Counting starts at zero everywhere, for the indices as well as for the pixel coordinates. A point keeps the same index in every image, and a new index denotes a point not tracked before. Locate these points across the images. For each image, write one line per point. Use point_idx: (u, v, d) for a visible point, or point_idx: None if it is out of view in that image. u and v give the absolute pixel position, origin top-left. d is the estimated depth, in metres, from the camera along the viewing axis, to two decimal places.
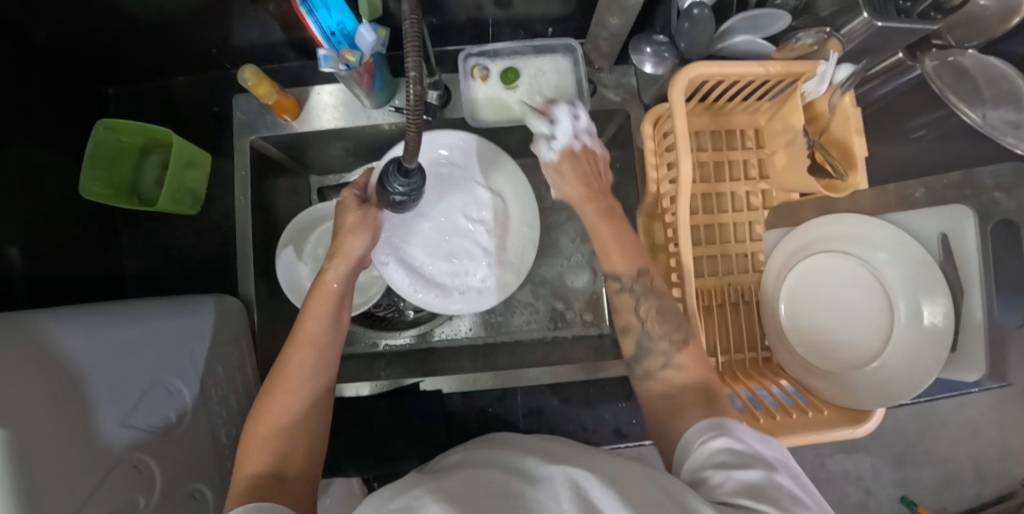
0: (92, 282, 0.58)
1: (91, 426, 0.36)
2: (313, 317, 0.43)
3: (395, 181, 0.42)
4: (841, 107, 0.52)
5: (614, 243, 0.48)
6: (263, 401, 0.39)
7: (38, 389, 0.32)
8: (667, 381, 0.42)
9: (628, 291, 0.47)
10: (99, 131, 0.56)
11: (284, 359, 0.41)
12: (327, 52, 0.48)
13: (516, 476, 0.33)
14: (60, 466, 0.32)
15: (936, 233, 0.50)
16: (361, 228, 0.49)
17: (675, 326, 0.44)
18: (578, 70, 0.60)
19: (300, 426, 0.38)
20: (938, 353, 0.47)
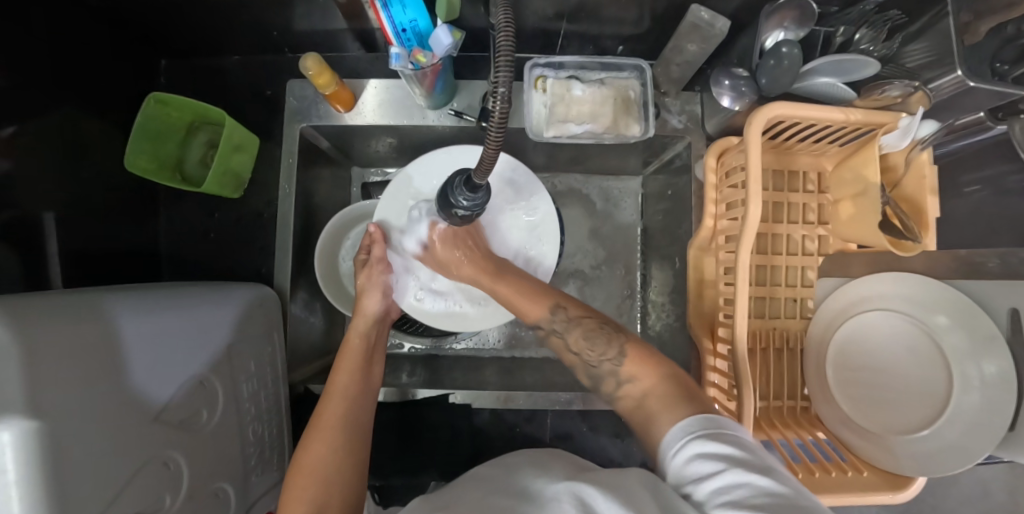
0: (128, 258, 0.57)
1: (127, 423, 0.34)
2: (344, 374, 0.48)
3: (460, 194, 0.40)
4: (918, 163, 0.50)
5: (515, 294, 0.52)
6: (300, 452, 0.41)
7: (75, 385, 0.30)
8: (628, 397, 0.40)
9: (554, 330, 0.48)
10: (150, 105, 0.55)
11: (319, 412, 0.44)
12: (398, 49, 0.47)
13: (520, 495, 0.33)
14: (93, 466, 0.30)
15: (1006, 306, 0.47)
16: (373, 288, 0.57)
17: (604, 346, 0.43)
18: (644, 93, 0.58)
19: (336, 472, 0.39)
20: (995, 432, 0.45)
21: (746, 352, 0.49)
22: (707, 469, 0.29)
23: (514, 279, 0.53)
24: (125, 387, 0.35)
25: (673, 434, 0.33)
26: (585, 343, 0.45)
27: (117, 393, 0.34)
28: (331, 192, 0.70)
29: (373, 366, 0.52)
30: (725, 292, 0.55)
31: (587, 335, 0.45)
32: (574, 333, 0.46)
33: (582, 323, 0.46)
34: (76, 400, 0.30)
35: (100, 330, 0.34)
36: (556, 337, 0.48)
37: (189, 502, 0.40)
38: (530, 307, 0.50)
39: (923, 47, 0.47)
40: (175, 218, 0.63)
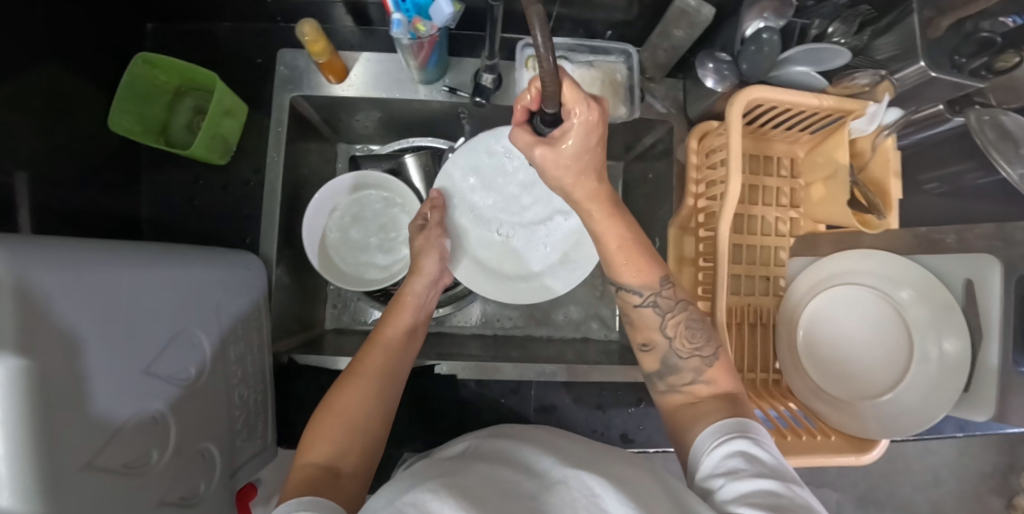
0: (104, 219, 0.55)
1: (119, 368, 0.34)
2: (390, 328, 0.52)
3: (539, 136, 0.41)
4: (882, 149, 0.54)
5: (631, 253, 0.47)
6: (334, 393, 0.44)
7: (71, 321, 0.29)
8: (693, 394, 0.45)
9: (650, 305, 0.47)
10: (138, 65, 0.53)
11: (359, 359, 0.48)
12: (399, 17, 0.47)
13: (530, 476, 0.34)
14: (78, 417, 0.29)
15: (962, 278, 0.50)
16: (427, 250, 0.59)
17: (704, 342, 0.46)
18: (631, 77, 0.61)
19: (362, 425, 0.42)
20: (950, 394, 0.48)
21: (724, 321, 0.51)
22: (743, 468, 0.34)
23: (621, 237, 0.46)
24: (112, 342, 0.33)
25: (710, 436, 0.39)
26: (686, 330, 0.47)
27: (113, 335, 0.33)
28: (318, 166, 0.70)
29: (420, 324, 0.56)
30: (706, 267, 0.57)
31: (690, 324, 0.47)
32: (678, 317, 0.47)
33: (687, 309, 0.47)
34: (77, 338, 0.29)
35: (91, 280, 0.32)
36: (648, 310, 0.47)
37: (175, 459, 0.40)
38: (641, 273, 0.47)
39: (890, 41, 0.51)
40: (159, 185, 0.61)
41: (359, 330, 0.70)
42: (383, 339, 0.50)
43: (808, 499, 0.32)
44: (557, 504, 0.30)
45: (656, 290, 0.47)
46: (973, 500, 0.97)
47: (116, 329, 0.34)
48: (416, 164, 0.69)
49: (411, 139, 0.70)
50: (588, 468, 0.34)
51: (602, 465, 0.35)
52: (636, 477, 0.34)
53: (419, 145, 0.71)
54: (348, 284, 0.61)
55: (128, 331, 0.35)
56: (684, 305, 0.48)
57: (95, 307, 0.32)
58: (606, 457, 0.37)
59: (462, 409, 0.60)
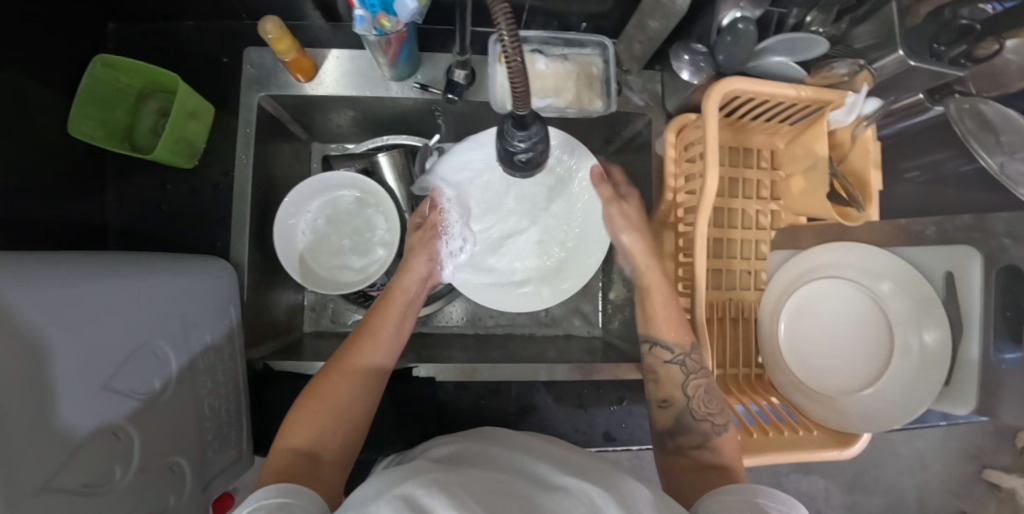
0: (68, 228, 0.53)
1: (76, 385, 0.33)
2: (380, 318, 0.53)
3: (515, 137, 0.38)
4: (862, 139, 0.53)
5: (663, 313, 0.52)
6: (321, 380, 0.45)
7: (24, 336, 0.28)
8: (696, 459, 0.46)
9: (677, 363, 0.50)
10: (96, 68, 0.51)
11: (346, 349, 0.49)
12: (363, 12, 0.46)
13: (535, 484, 0.34)
14: (30, 441, 0.28)
15: (942, 271, 0.50)
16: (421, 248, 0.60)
17: (718, 412, 0.48)
18: (608, 70, 0.60)
19: (343, 417, 0.44)
20: (931, 387, 0.49)
21: (703, 318, 0.51)
22: None
23: (659, 297, 0.54)
24: (66, 360, 0.32)
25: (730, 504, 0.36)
26: (704, 395, 0.49)
27: (69, 350, 0.32)
28: (291, 167, 0.69)
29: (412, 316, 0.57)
30: (685, 263, 0.56)
31: (709, 390, 0.49)
32: (699, 381, 0.49)
33: (709, 376, 0.50)
34: (29, 358, 0.28)
35: (45, 294, 0.31)
36: (675, 367, 0.51)
37: (141, 475, 0.39)
38: (672, 328, 0.51)
39: (869, 30, 0.49)
40: (125, 191, 0.59)
41: (338, 333, 0.70)
42: (373, 329, 0.51)
43: None
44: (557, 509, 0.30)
45: (686, 351, 0.50)
46: (958, 484, 0.98)
47: (74, 344, 0.33)
48: (391, 163, 0.68)
49: (385, 137, 0.70)
50: (590, 480, 0.34)
51: (602, 479, 0.35)
52: (637, 489, 0.34)
53: (395, 143, 0.70)
54: (322, 287, 0.60)
55: (85, 346, 0.34)
56: (708, 374, 0.50)
57: (47, 326, 0.30)
58: (606, 471, 0.37)
59: (443, 411, 0.60)
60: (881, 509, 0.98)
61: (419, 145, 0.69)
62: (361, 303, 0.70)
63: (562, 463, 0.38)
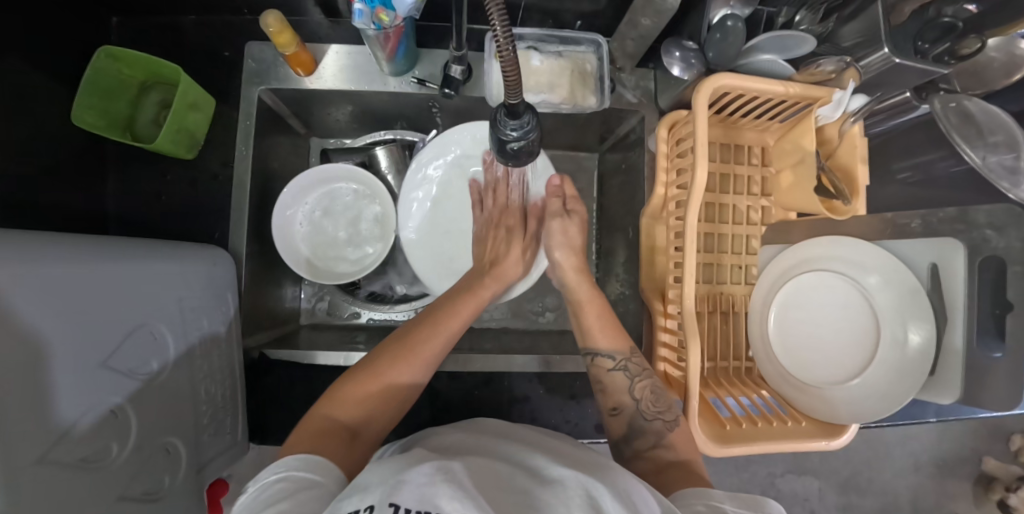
0: (69, 215, 0.54)
1: (76, 360, 0.33)
2: (459, 314, 0.52)
3: (507, 126, 0.38)
4: (850, 135, 0.54)
5: (599, 326, 0.55)
6: (384, 358, 0.46)
7: (32, 306, 0.29)
8: (655, 459, 0.46)
9: (621, 369, 0.52)
10: (100, 59, 0.53)
11: (416, 336, 0.48)
12: (361, 6, 0.47)
13: (527, 475, 0.33)
14: (32, 410, 0.29)
15: (927, 262, 0.51)
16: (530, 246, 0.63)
17: (665, 407, 0.49)
18: (601, 67, 0.61)
19: (388, 408, 0.44)
20: (917, 377, 0.50)
21: (692, 309, 0.51)
22: None
23: (596, 307, 0.57)
24: (67, 335, 0.33)
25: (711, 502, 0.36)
26: (650, 393, 0.50)
27: (72, 326, 0.33)
28: (289, 161, 0.70)
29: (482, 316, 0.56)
30: (676, 255, 0.57)
31: (654, 389, 0.51)
32: (644, 382, 0.51)
33: (651, 375, 0.52)
34: (33, 328, 0.29)
35: (50, 270, 0.32)
36: (619, 373, 0.52)
37: (136, 454, 0.39)
38: (608, 338, 0.54)
39: (855, 29, 0.49)
40: (125, 180, 0.60)
41: (334, 325, 0.70)
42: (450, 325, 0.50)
43: None
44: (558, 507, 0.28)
45: (627, 356, 0.52)
46: (952, 486, 0.98)
47: (75, 321, 0.33)
48: (388, 156, 0.68)
49: (382, 132, 0.71)
50: (591, 475, 0.32)
51: (600, 472, 0.33)
52: (638, 486, 0.33)
53: (392, 137, 0.70)
54: (318, 278, 0.61)
55: (86, 324, 0.35)
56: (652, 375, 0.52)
57: (50, 300, 0.31)
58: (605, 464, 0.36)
59: (435, 401, 0.60)
60: (876, 510, 0.97)
61: (416, 140, 0.70)
62: (357, 295, 0.71)
63: (562, 458, 0.36)
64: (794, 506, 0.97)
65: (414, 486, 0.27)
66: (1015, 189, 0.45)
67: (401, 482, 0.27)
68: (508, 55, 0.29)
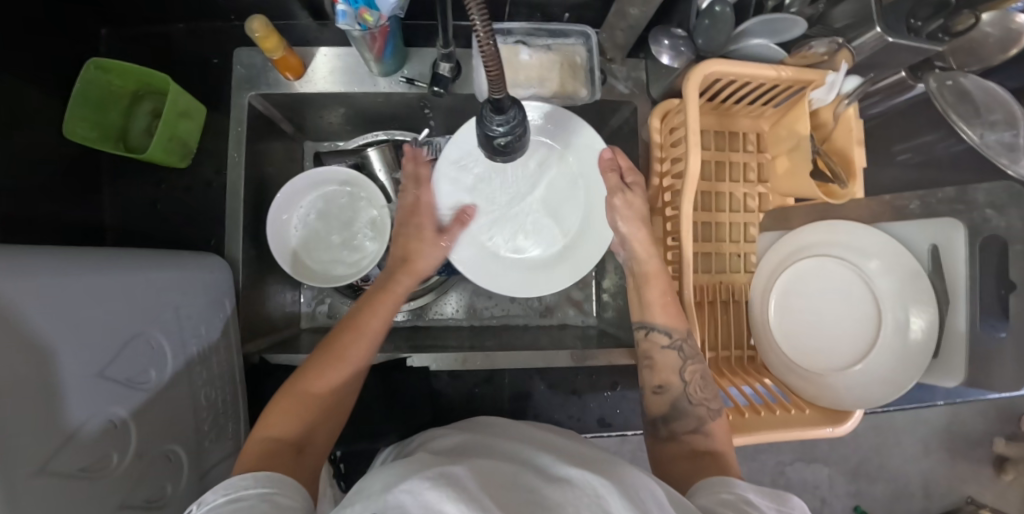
0: (67, 228, 0.55)
1: (76, 371, 0.34)
2: (378, 316, 0.51)
3: (493, 121, 0.38)
4: (845, 117, 0.53)
5: (660, 302, 0.52)
6: (311, 370, 0.45)
7: (33, 320, 0.30)
8: (689, 444, 0.46)
9: (675, 348, 0.50)
10: (89, 71, 0.53)
11: (332, 339, 0.48)
12: (345, 7, 0.46)
13: (533, 473, 0.31)
14: (32, 421, 0.29)
15: (926, 244, 0.51)
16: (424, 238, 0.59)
17: (715, 396, 0.48)
18: (591, 58, 0.60)
19: (341, 400, 0.45)
20: (921, 360, 0.49)
21: (689, 299, 0.51)
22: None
23: (661, 285, 0.53)
24: (66, 344, 0.33)
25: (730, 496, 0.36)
26: (701, 380, 0.49)
27: (72, 340, 0.33)
28: (283, 165, 0.70)
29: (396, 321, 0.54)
30: (673, 246, 0.57)
31: (703, 375, 0.49)
32: (695, 366, 0.50)
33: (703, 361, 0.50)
34: (33, 339, 0.30)
35: (46, 283, 0.32)
36: (672, 352, 0.50)
37: (137, 462, 0.39)
38: (669, 317, 0.51)
39: (847, 9, 0.48)
40: (121, 191, 0.61)
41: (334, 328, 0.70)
42: (368, 327, 0.49)
43: None
44: (560, 501, 0.28)
45: (684, 336, 0.50)
46: (964, 468, 0.97)
47: (73, 331, 0.34)
48: (381, 157, 0.67)
49: (377, 134, 0.70)
50: (596, 472, 0.31)
51: (611, 471, 0.31)
52: (647, 482, 0.31)
53: (385, 137, 0.70)
54: (315, 280, 0.61)
55: (84, 336, 0.35)
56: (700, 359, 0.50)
57: (49, 313, 0.31)
58: (614, 461, 0.34)
59: (437, 400, 0.61)
60: (887, 496, 0.97)
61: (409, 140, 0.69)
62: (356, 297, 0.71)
63: (566, 455, 0.35)
64: (805, 494, 0.96)
65: (415, 494, 0.26)
66: (1015, 165, 0.44)
67: (399, 493, 0.26)
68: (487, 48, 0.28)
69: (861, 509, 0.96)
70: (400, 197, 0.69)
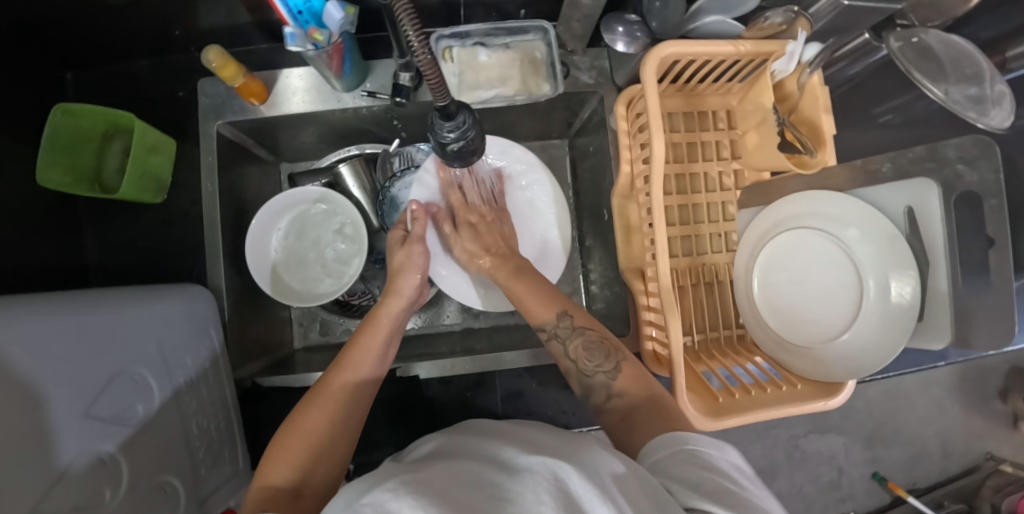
0: (53, 272, 0.56)
1: (60, 412, 0.34)
2: (365, 347, 0.52)
3: (444, 127, 0.38)
4: (810, 87, 0.51)
5: (533, 299, 0.56)
6: (298, 416, 0.45)
7: (10, 368, 0.31)
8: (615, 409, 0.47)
9: (555, 336, 0.53)
10: (57, 116, 0.54)
11: (325, 378, 0.49)
12: (293, 29, 0.47)
13: (497, 468, 0.33)
14: (20, 463, 0.30)
15: (902, 207, 0.51)
16: (408, 267, 0.61)
17: (603, 359, 0.49)
18: (551, 52, 0.60)
19: (334, 437, 0.44)
20: (905, 324, 0.49)
21: (668, 284, 0.50)
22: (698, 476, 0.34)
23: (525, 279, 0.59)
24: (47, 387, 0.34)
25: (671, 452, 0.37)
26: (584, 352, 0.50)
27: (52, 382, 0.34)
28: (260, 189, 0.71)
29: (388, 350, 0.55)
30: (649, 233, 0.56)
31: (587, 345, 0.51)
32: (577, 342, 0.51)
33: (584, 333, 0.52)
34: (13, 385, 0.30)
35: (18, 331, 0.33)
36: (556, 341, 0.53)
37: (132, 495, 0.40)
38: (541, 310, 0.55)
39: None
40: (102, 230, 0.62)
41: (327, 345, 0.71)
42: (356, 359, 0.50)
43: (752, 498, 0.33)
44: (521, 490, 0.30)
45: (554, 323, 0.53)
46: (980, 426, 0.95)
47: (52, 373, 0.34)
48: (352, 172, 0.67)
49: (350, 148, 0.71)
50: (556, 459, 0.33)
51: (570, 453, 0.34)
52: (612, 463, 0.33)
53: (357, 152, 0.71)
54: (298, 301, 0.62)
55: (64, 379, 0.36)
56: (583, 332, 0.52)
57: (26, 359, 0.32)
58: (578, 444, 0.37)
59: (430, 407, 0.63)
60: (906, 460, 0.94)
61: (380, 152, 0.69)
62: (343, 313, 0.71)
63: (529, 446, 0.37)
64: (822, 465, 0.93)
65: (379, 507, 0.27)
66: (983, 118, 0.41)
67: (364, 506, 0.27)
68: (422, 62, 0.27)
69: (879, 476, 0.93)
70: (377, 210, 0.69)
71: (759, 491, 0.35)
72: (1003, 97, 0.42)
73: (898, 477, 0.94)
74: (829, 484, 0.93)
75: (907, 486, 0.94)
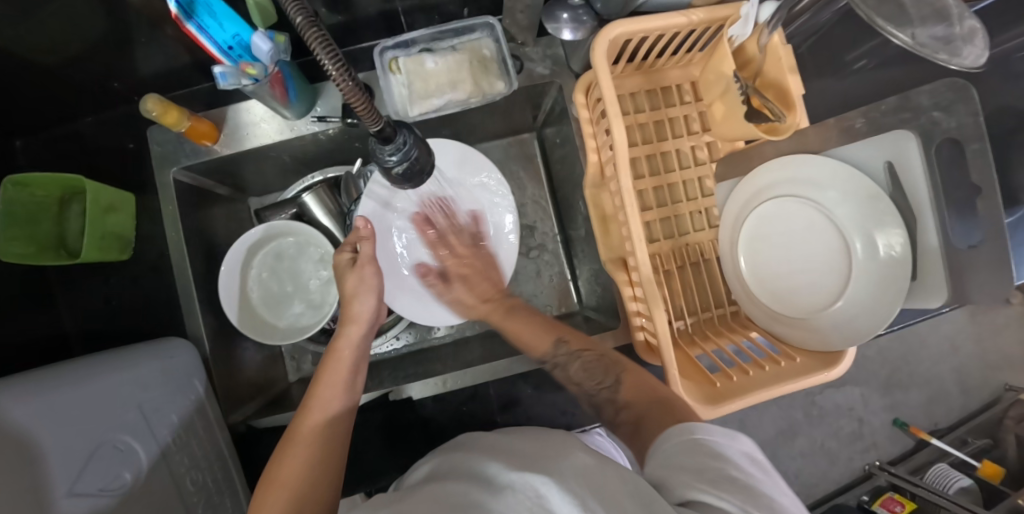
0: (32, 344, 0.56)
1: (37, 497, 0.33)
2: (328, 384, 0.51)
3: (383, 151, 0.35)
4: (771, 47, 0.47)
5: (522, 327, 0.57)
6: (275, 466, 0.44)
7: None
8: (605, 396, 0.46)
9: (553, 362, 0.53)
10: (8, 188, 0.53)
11: (294, 426, 0.47)
12: (223, 68, 0.45)
13: (478, 489, 0.32)
14: None
15: (881, 162, 0.52)
16: (364, 292, 0.57)
17: (603, 375, 0.49)
18: (499, 47, 0.57)
19: (314, 480, 0.43)
20: (900, 283, 0.48)
21: (650, 273, 0.47)
22: (694, 463, 0.32)
23: (522, 315, 0.59)
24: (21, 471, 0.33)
25: (669, 436, 0.36)
26: (586, 373, 0.50)
27: (30, 467, 0.34)
28: (230, 229, 0.70)
29: (353, 381, 0.52)
30: (623, 221, 0.54)
31: (586, 366, 0.51)
32: (576, 365, 0.51)
33: (582, 356, 0.52)
34: None
35: None
36: (557, 367, 0.53)
37: None
38: (539, 340, 0.55)
39: None
40: (77, 294, 0.61)
41: None
42: (322, 399, 0.49)
43: (756, 483, 0.30)
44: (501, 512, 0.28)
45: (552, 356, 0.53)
46: (993, 357, 0.93)
47: (21, 458, 0.33)
48: (317, 200, 0.66)
49: (315, 174, 0.69)
50: (534, 469, 0.32)
51: (550, 464, 0.33)
52: (597, 471, 0.32)
53: (321, 177, 0.69)
54: (278, 339, 0.61)
55: (39, 463, 0.35)
56: (579, 355, 0.52)
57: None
58: (562, 454, 0.35)
59: (428, 424, 0.64)
60: (925, 402, 0.91)
61: (342, 174, 0.68)
62: (331, 341, 0.70)
63: (513, 460, 0.35)
64: (842, 420, 0.91)
65: None
66: (956, 59, 0.37)
67: None
68: (356, 96, 0.25)
69: (900, 422, 0.91)
70: (345, 234, 0.68)
71: (772, 480, 0.31)
72: (975, 33, 0.38)
73: (920, 421, 0.92)
74: (851, 436, 0.91)
75: (930, 429, 0.91)
